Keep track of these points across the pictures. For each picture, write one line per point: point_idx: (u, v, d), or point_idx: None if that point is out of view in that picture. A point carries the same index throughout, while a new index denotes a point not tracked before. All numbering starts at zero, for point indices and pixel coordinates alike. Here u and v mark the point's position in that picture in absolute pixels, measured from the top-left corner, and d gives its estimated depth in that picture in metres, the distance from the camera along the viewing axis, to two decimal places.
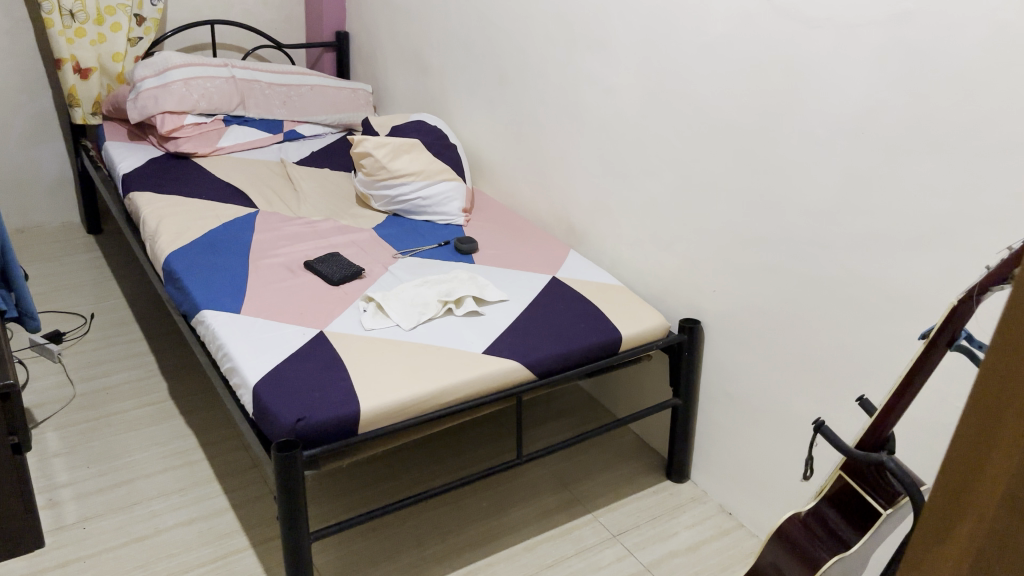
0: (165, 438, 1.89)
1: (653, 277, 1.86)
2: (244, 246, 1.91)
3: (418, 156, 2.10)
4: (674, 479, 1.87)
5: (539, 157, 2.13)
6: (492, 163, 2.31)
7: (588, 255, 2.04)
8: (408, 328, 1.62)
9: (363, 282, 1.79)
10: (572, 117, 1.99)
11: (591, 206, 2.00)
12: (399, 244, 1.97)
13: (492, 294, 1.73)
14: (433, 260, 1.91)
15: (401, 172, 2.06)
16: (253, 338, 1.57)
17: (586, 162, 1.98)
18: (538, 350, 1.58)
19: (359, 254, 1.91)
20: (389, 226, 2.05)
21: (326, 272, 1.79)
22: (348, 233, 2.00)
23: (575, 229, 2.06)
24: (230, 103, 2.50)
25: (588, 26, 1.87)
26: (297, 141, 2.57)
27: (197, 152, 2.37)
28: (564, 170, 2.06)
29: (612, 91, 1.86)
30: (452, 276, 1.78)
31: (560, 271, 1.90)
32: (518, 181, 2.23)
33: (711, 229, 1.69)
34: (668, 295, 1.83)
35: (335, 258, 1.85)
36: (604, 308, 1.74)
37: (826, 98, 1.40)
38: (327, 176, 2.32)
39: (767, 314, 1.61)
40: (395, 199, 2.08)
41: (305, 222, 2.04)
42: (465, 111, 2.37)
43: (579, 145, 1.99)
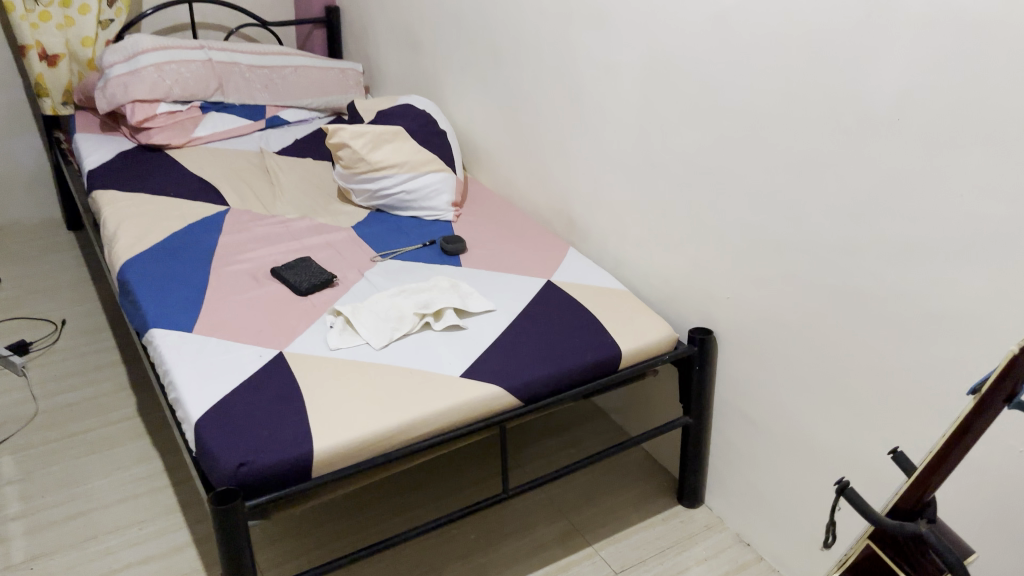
0: (129, 462, 1.73)
1: (660, 279, 1.66)
2: (207, 250, 1.73)
3: (401, 146, 1.90)
4: (686, 503, 1.67)
5: (537, 145, 1.93)
6: (488, 150, 2.11)
7: (590, 252, 1.84)
8: (379, 347, 1.44)
9: (334, 292, 1.61)
10: (571, 100, 1.79)
11: (592, 199, 1.80)
12: (380, 244, 1.79)
13: (475, 305, 1.54)
14: (416, 263, 1.72)
15: (382, 164, 1.86)
16: (202, 363, 1.40)
17: (588, 151, 1.78)
18: (525, 372, 1.39)
19: (333, 258, 1.73)
20: (371, 224, 1.86)
21: (293, 281, 1.61)
22: (324, 233, 1.82)
23: (576, 224, 1.86)
24: (207, 89, 2.31)
25: None
26: (281, 128, 2.39)
27: (170, 143, 2.21)
28: (564, 159, 1.86)
29: (614, 71, 1.64)
30: (433, 284, 1.59)
31: (557, 273, 1.71)
32: (515, 170, 2.03)
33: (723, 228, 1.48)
34: (676, 300, 1.63)
35: (304, 264, 1.67)
36: (602, 318, 1.54)
37: (855, 80, 1.18)
38: (309, 167, 2.14)
39: (789, 327, 1.41)
40: (376, 194, 1.88)
41: (278, 222, 1.86)
42: (458, 93, 2.17)
43: (578, 131, 1.79)
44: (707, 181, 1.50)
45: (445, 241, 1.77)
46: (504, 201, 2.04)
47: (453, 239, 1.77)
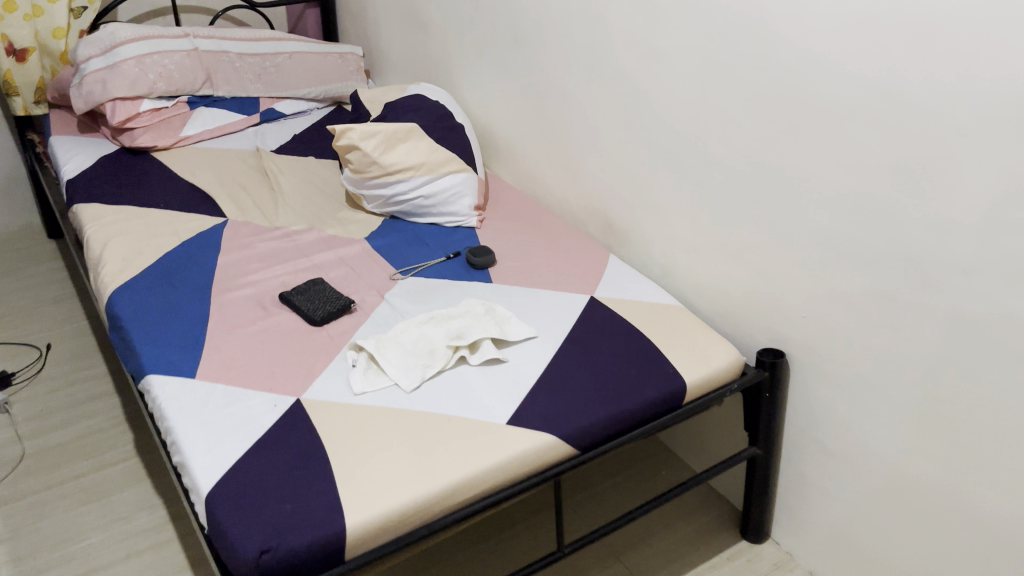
0: (129, 511, 1.55)
1: (717, 291, 1.47)
2: (205, 274, 1.54)
3: (417, 145, 1.70)
4: (751, 538, 1.51)
5: (563, 137, 1.72)
6: (507, 141, 1.90)
7: (631, 257, 1.65)
8: (410, 390, 1.26)
9: (353, 320, 1.42)
10: (602, 89, 1.57)
11: (632, 199, 1.60)
12: (399, 259, 1.60)
13: (515, 333, 1.35)
14: (441, 282, 1.53)
15: (396, 167, 1.66)
16: (208, 417, 1.21)
17: (624, 146, 1.57)
18: (581, 415, 1.21)
19: (349, 278, 1.54)
20: (387, 234, 1.67)
21: (305, 309, 1.42)
22: (335, 248, 1.62)
23: (614, 225, 1.67)
24: (195, 82, 2.09)
25: None
26: (276, 122, 2.17)
27: (156, 145, 1.99)
28: (596, 153, 1.65)
29: (654, 55, 1.43)
30: (464, 308, 1.40)
31: (600, 287, 1.52)
32: (539, 164, 1.82)
33: (797, 238, 1.29)
34: (738, 315, 1.44)
35: (316, 288, 1.48)
36: (658, 343, 1.36)
37: (974, 71, 0.98)
38: (312, 168, 1.94)
39: (878, 352, 1.22)
40: (391, 200, 1.69)
41: (283, 235, 1.66)
42: (472, 78, 1.96)
43: (612, 123, 1.58)
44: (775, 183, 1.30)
45: (471, 252, 1.58)
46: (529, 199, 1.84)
47: (480, 250, 1.58)
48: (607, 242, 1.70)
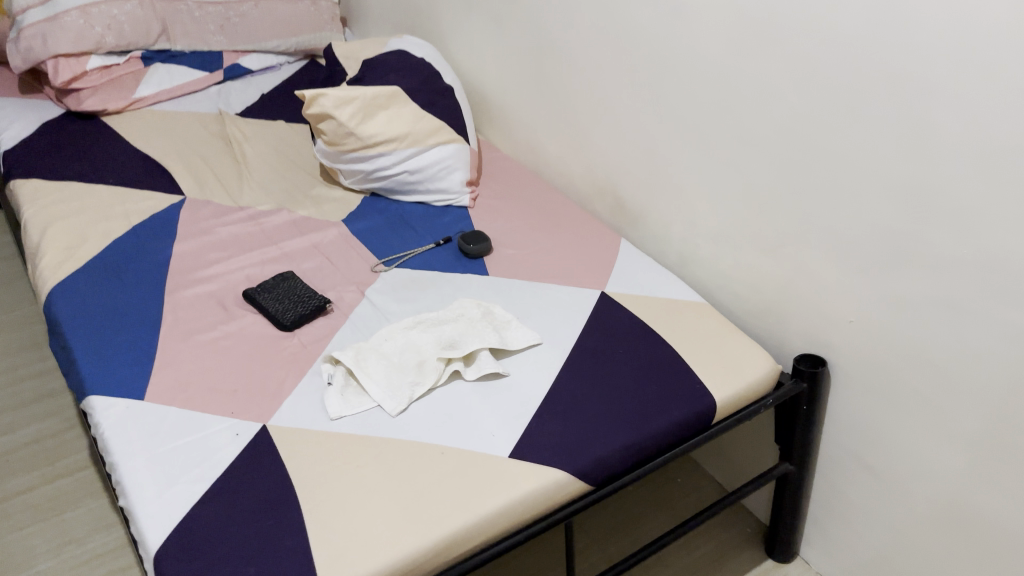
0: (84, 533, 1.38)
1: (748, 285, 1.29)
2: (160, 268, 1.35)
3: (400, 112, 1.48)
4: (777, 557, 1.37)
5: (567, 102, 1.51)
6: (502, 105, 1.69)
7: (646, 241, 1.46)
8: (396, 413, 1.07)
9: (329, 323, 1.24)
10: (615, 49, 1.36)
11: (648, 176, 1.40)
12: (381, 246, 1.41)
13: (516, 340, 1.17)
14: (429, 275, 1.35)
15: (376, 138, 1.45)
16: (159, 451, 1.04)
17: (641, 115, 1.37)
18: (596, 445, 1.04)
19: (325, 270, 1.35)
20: (368, 217, 1.47)
21: (273, 311, 1.24)
22: (309, 233, 1.43)
23: (626, 204, 1.47)
24: (149, 35, 1.84)
25: None
26: (243, 80, 1.95)
27: (106, 109, 1.78)
28: (606, 123, 1.44)
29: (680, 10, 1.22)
30: (457, 310, 1.22)
31: (611, 280, 1.33)
32: (540, 132, 1.61)
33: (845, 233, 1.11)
34: (772, 313, 1.27)
35: (287, 284, 1.29)
36: (680, 350, 1.19)
37: None
38: (282, 135, 1.72)
39: (942, 368, 1.05)
40: (371, 176, 1.49)
41: (249, 219, 1.47)
42: (462, 32, 1.74)
43: (627, 89, 1.37)
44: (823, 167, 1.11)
45: (463, 238, 1.39)
46: (527, 172, 1.64)
47: (474, 235, 1.39)
48: (619, 222, 1.51)
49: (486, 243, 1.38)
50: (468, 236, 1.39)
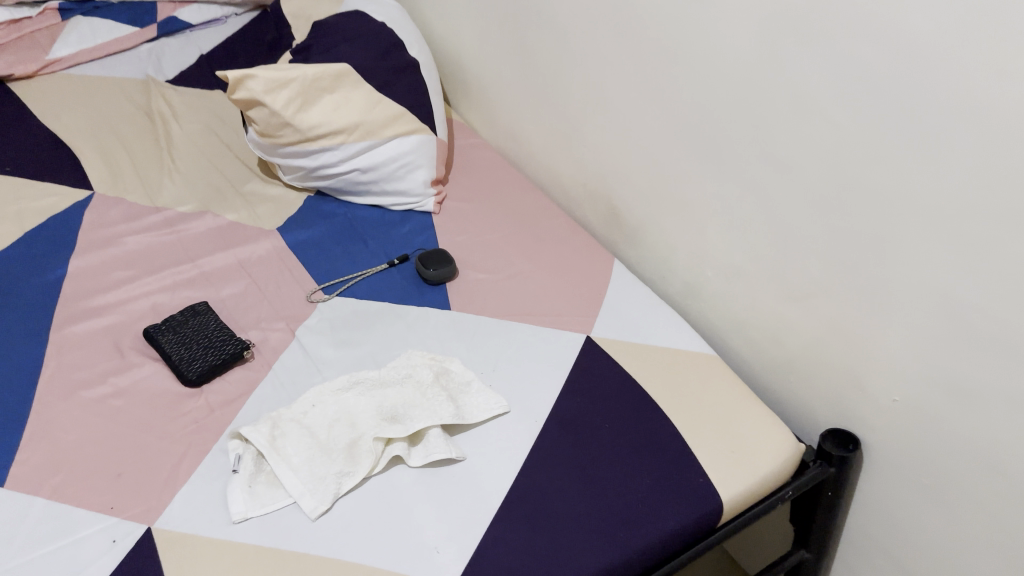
0: None
1: (767, 333, 1.05)
2: (50, 292, 1.10)
3: (348, 97, 1.21)
4: None
5: (556, 87, 1.24)
6: (479, 81, 1.41)
7: (644, 262, 1.21)
8: (316, 515, 0.84)
9: (248, 375, 1.01)
10: (615, 29, 1.09)
11: (651, 187, 1.14)
12: (322, 266, 1.16)
13: (474, 410, 0.94)
14: (378, 307, 1.10)
15: (318, 130, 1.18)
16: (12, 563, 0.81)
17: (645, 114, 1.10)
18: (568, 568, 0.81)
19: (250, 299, 1.10)
20: (309, 226, 1.22)
21: (178, 360, 1.00)
22: (235, 246, 1.18)
23: (622, 214, 1.22)
24: None
25: None
26: (181, 36, 1.65)
27: (14, 73, 1.49)
28: (602, 118, 1.18)
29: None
30: (405, 366, 0.98)
31: (600, 318, 1.09)
32: (523, 118, 1.35)
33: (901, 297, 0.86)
34: (795, 370, 1.03)
35: (199, 322, 1.04)
36: (680, 424, 0.95)
37: None
38: (218, 111, 1.45)
39: (1015, 481, 0.82)
40: (314, 173, 1.23)
41: (165, 225, 1.21)
42: None
43: (628, 80, 1.10)
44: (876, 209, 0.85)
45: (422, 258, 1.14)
46: (506, 165, 1.38)
47: (435, 255, 1.15)
48: (613, 234, 1.25)
49: (449, 266, 1.13)
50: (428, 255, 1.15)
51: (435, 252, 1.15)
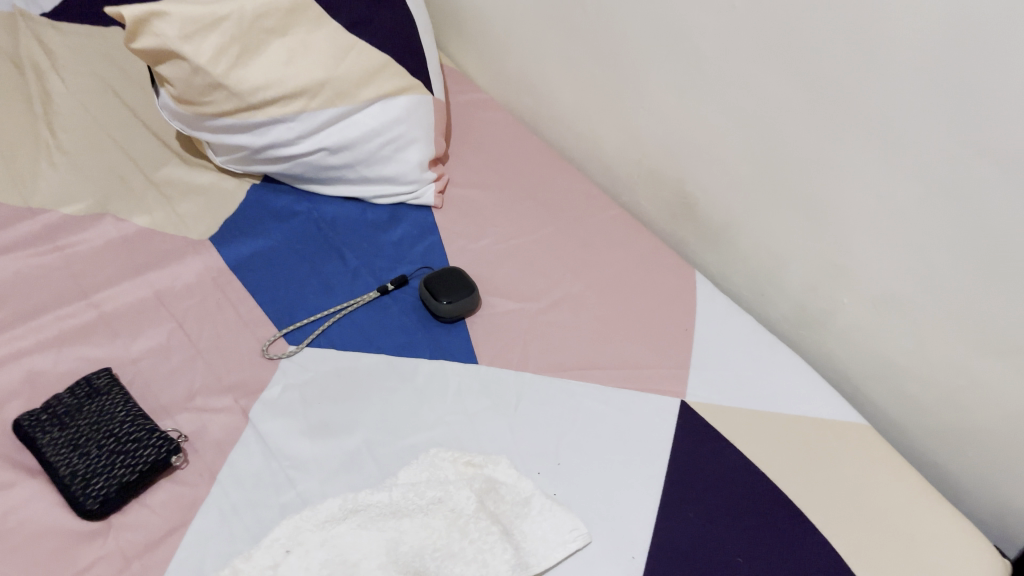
0: None
1: (937, 391, 0.73)
2: None
3: (310, 43, 0.81)
4: None
5: (601, 26, 0.87)
6: (480, 12, 1.03)
7: (731, 271, 0.88)
8: None
9: (182, 495, 0.65)
10: None
11: (755, 174, 0.80)
12: (284, 298, 0.80)
13: (544, 545, 0.61)
14: (369, 362, 0.75)
15: (266, 94, 0.80)
16: None
17: (755, 73, 0.74)
18: None
19: (176, 358, 0.74)
20: (258, 233, 0.85)
21: (69, 480, 0.64)
22: (151, 271, 0.80)
23: (700, 206, 0.88)
24: None
25: None
26: None
27: None
28: (677, 75, 0.81)
29: None
30: (433, 486, 0.65)
31: (691, 370, 0.76)
32: (546, 67, 0.98)
33: None
34: (979, 445, 0.72)
35: (99, 409, 0.68)
36: (845, 552, 0.64)
37: None
38: (115, 57, 1.04)
39: None
40: (261, 153, 0.85)
41: (43, 238, 0.83)
42: None
43: (729, 21, 0.73)
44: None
45: (429, 284, 0.79)
46: (522, 130, 1.02)
47: (448, 277, 0.79)
48: (684, 230, 0.92)
49: (471, 296, 0.78)
50: (438, 277, 0.79)
51: (447, 273, 0.80)
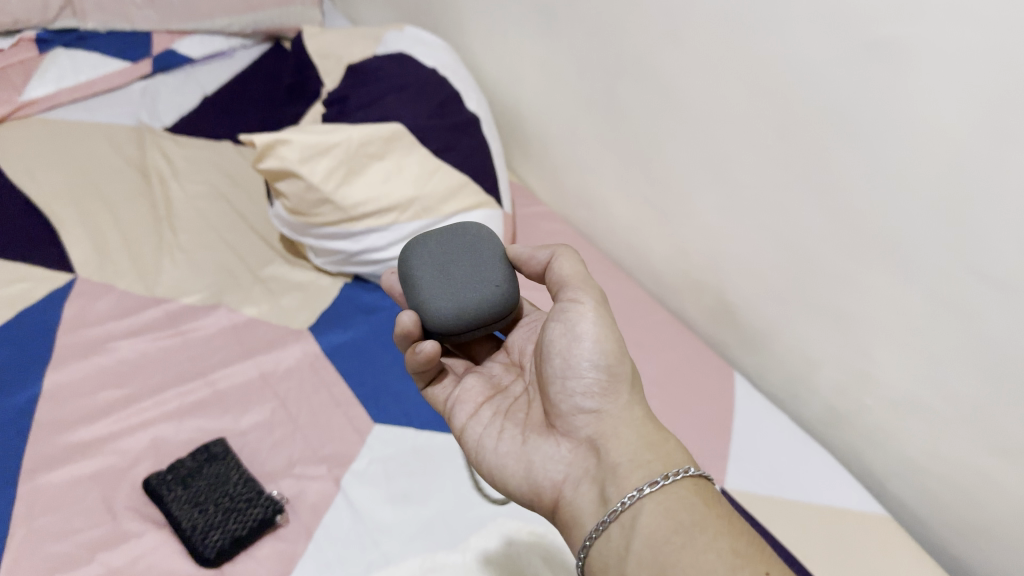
0: None
1: (953, 488, 0.82)
2: (17, 422, 0.84)
3: (404, 164, 0.98)
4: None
5: (653, 155, 1.00)
6: (544, 135, 1.18)
7: (766, 370, 0.99)
8: None
9: (283, 550, 0.75)
10: (749, 92, 0.84)
11: (787, 286, 0.91)
12: (370, 379, 0.92)
13: None
14: (443, 442, 0.86)
15: (366, 207, 0.94)
16: None
17: (789, 201, 0.86)
18: None
19: (279, 432, 0.85)
20: (348, 325, 0.98)
21: (190, 531, 0.74)
22: (256, 356, 0.93)
23: (738, 314, 0.99)
24: (46, 9, 1.34)
25: None
26: (180, 73, 1.48)
27: None
28: (718, 201, 0.94)
29: (899, 50, 0.70)
30: (497, 548, 0.75)
31: (730, 461, 0.87)
32: (603, 188, 1.11)
33: None
34: (984, 532, 0.81)
35: (215, 473, 0.79)
36: None
37: None
38: (230, 171, 1.23)
39: None
40: (355, 258, 0.97)
41: (167, 324, 0.97)
42: (488, 31, 1.20)
43: (763, 156, 0.86)
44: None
45: (478, 238, 0.70)
46: (580, 240, 1.15)
47: (450, 248, 0.69)
48: (723, 333, 1.03)
49: (471, 351, 0.80)
50: (449, 234, 0.71)
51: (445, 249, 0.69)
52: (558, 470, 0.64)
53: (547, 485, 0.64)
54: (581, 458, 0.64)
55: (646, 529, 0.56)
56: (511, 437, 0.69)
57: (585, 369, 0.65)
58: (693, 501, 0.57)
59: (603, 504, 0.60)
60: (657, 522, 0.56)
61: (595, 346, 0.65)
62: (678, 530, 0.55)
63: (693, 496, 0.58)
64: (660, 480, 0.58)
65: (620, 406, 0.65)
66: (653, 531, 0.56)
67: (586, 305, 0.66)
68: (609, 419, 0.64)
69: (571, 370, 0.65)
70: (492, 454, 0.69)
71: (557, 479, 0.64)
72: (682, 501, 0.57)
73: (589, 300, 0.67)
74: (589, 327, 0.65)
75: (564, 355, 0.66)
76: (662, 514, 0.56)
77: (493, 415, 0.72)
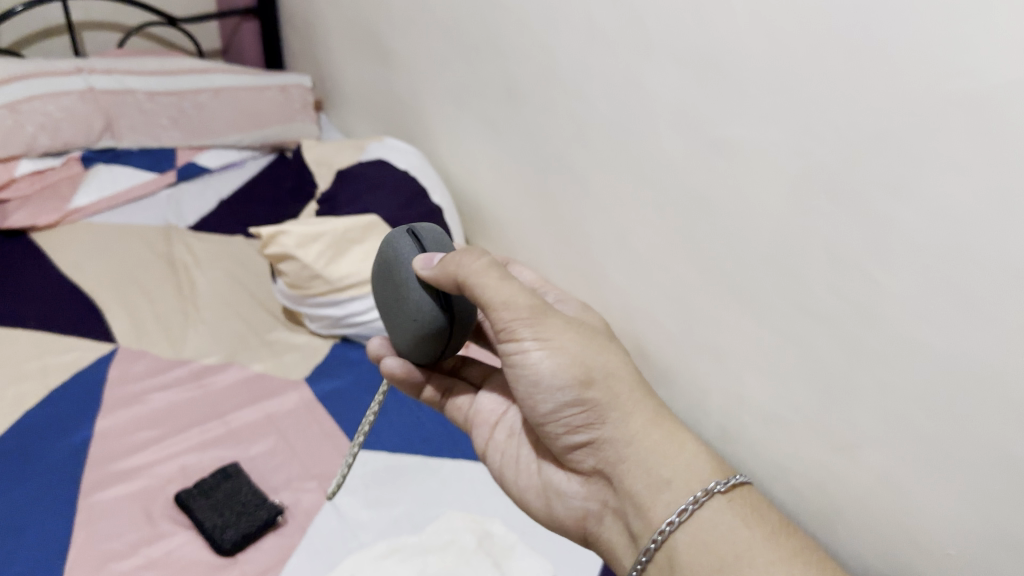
0: None
1: (809, 480, 1.04)
2: (74, 456, 1.07)
3: (379, 246, 1.24)
4: None
5: (575, 232, 1.25)
6: (497, 220, 1.44)
7: (673, 400, 1.22)
8: None
9: (282, 542, 0.97)
10: (638, 178, 1.10)
11: (679, 331, 1.15)
12: (353, 415, 1.16)
13: (518, 550, 0.95)
14: (409, 461, 1.09)
15: (349, 279, 1.19)
16: None
17: (673, 262, 1.10)
18: None
19: (281, 457, 1.08)
20: (335, 376, 1.22)
21: (210, 529, 0.96)
22: (261, 401, 1.16)
23: (648, 355, 1.23)
24: (90, 131, 1.63)
25: (669, 33, 0.98)
26: (199, 180, 1.75)
27: (36, 224, 1.51)
28: (625, 265, 1.19)
29: (732, 144, 0.96)
30: (446, 531, 0.97)
31: None
32: (542, 261, 1.37)
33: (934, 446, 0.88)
34: (833, 515, 1.03)
35: (230, 486, 1.02)
36: None
37: None
38: (241, 259, 1.49)
39: None
40: (341, 322, 1.20)
41: (191, 380, 1.20)
42: (449, 138, 1.49)
43: (651, 227, 1.11)
44: (928, 369, 0.85)
45: (400, 259, 0.78)
46: None
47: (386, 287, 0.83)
48: None
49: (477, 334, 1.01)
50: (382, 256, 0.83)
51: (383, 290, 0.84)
52: (581, 502, 0.79)
53: (579, 512, 0.79)
54: (602, 487, 0.77)
55: (685, 563, 0.67)
56: (528, 468, 0.85)
57: (567, 413, 0.75)
58: (723, 523, 0.69)
59: (630, 538, 0.74)
60: (694, 545, 0.68)
61: (560, 385, 0.74)
62: (718, 556, 0.67)
63: (722, 513, 0.69)
64: (691, 504, 0.70)
65: (606, 432, 0.75)
66: (694, 557, 0.67)
67: (530, 351, 0.74)
68: (605, 448, 0.75)
69: (555, 417, 0.76)
70: (520, 488, 0.85)
71: (584, 505, 0.79)
72: (712, 524, 0.69)
73: (529, 337, 0.74)
74: (547, 372, 0.74)
75: (538, 399, 0.76)
76: (698, 539, 0.68)
77: (510, 439, 0.88)
